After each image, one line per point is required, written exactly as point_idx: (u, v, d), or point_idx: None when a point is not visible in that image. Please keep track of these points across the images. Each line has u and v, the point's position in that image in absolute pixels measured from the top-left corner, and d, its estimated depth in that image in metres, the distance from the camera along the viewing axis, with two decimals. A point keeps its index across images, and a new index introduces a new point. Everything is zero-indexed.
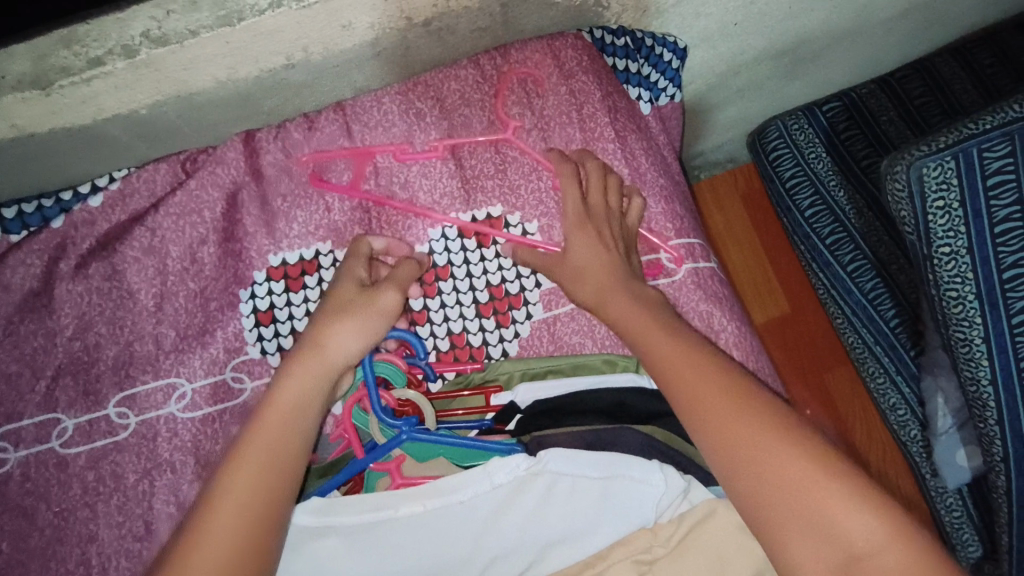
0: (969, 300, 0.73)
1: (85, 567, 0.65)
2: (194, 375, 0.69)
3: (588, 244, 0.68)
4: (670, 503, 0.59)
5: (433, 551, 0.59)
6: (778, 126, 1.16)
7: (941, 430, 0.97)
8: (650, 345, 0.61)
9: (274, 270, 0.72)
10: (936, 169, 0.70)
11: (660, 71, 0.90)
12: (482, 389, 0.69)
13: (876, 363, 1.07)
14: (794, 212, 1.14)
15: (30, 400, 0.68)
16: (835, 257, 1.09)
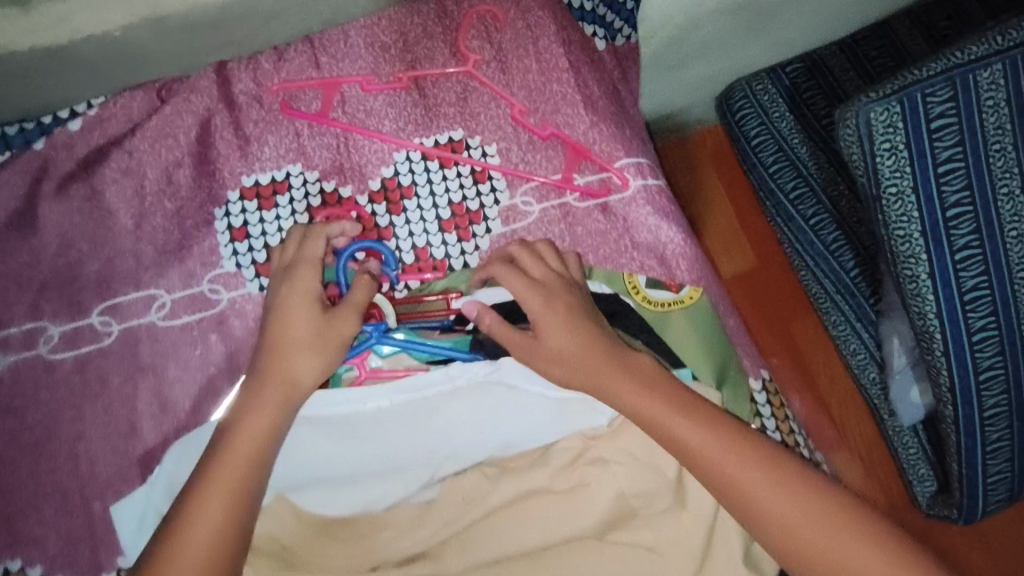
0: (916, 238, 0.69)
1: (74, 460, 0.71)
2: (172, 287, 0.74)
3: (560, 319, 0.65)
4: None
5: (402, 443, 0.69)
6: (743, 86, 1.10)
7: (895, 372, 0.96)
8: (617, 394, 0.63)
9: (247, 189, 0.76)
10: (883, 114, 0.65)
11: (614, 11, 0.95)
12: (445, 293, 0.74)
13: (837, 311, 1.06)
14: (757, 168, 1.12)
15: (18, 310, 0.72)
16: (796, 211, 1.08)
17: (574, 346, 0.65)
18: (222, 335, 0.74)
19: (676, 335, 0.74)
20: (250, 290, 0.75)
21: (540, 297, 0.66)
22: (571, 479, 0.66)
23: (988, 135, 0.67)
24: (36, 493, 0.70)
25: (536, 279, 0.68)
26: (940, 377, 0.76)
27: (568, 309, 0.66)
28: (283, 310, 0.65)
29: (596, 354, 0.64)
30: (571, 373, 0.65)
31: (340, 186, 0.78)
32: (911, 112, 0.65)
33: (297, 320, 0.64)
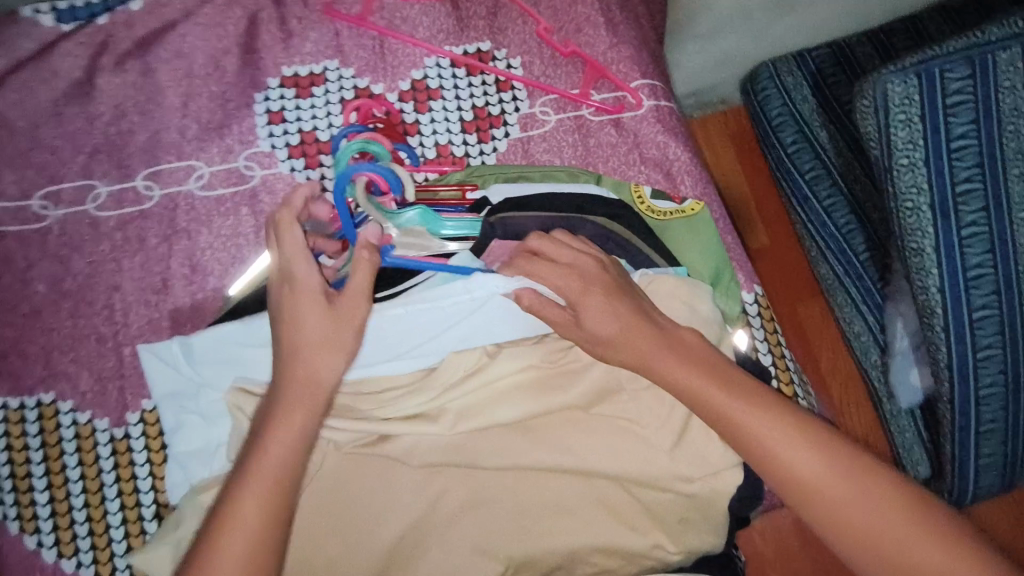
0: (924, 210, 0.75)
1: (110, 309, 0.77)
2: (212, 161, 0.80)
3: (599, 310, 0.65)
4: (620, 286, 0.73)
5: (416, 345, 0.74)
6: (769, 68, 1.20)
7: (897, 350, 1.04)
8: (665, 374, 0.64)
9: (287, 79, 0.82)
10: (900, 87, 0.72)
11: None
12: (461, 185, 0.78)
13: (846, 292, 1.12)
14: (778, 148, 1.19)
15: (71, 168, 0.79)
16: (813, 192, 1.15)
17: (609, 333, 0.65)
18: (252, 209, 0.80)
19: (678, 242, 0.78)
20: (281, 169, 0.81)
21: (574, 279, 0.67)
22: (560, 363, 0.72)
23: (1004, 116, 0.72)
24: (73, 335, 0.76)
25: (567, 264, 0.68)
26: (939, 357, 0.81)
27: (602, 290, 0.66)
28: (287, 332, 0.63)
29: (639, 338, 0.65)
30: (615, 355, 0.66)
31: (373, 83, 0.83)
32: (926, 87, 0.72)
33: (302, 337, 0.62)
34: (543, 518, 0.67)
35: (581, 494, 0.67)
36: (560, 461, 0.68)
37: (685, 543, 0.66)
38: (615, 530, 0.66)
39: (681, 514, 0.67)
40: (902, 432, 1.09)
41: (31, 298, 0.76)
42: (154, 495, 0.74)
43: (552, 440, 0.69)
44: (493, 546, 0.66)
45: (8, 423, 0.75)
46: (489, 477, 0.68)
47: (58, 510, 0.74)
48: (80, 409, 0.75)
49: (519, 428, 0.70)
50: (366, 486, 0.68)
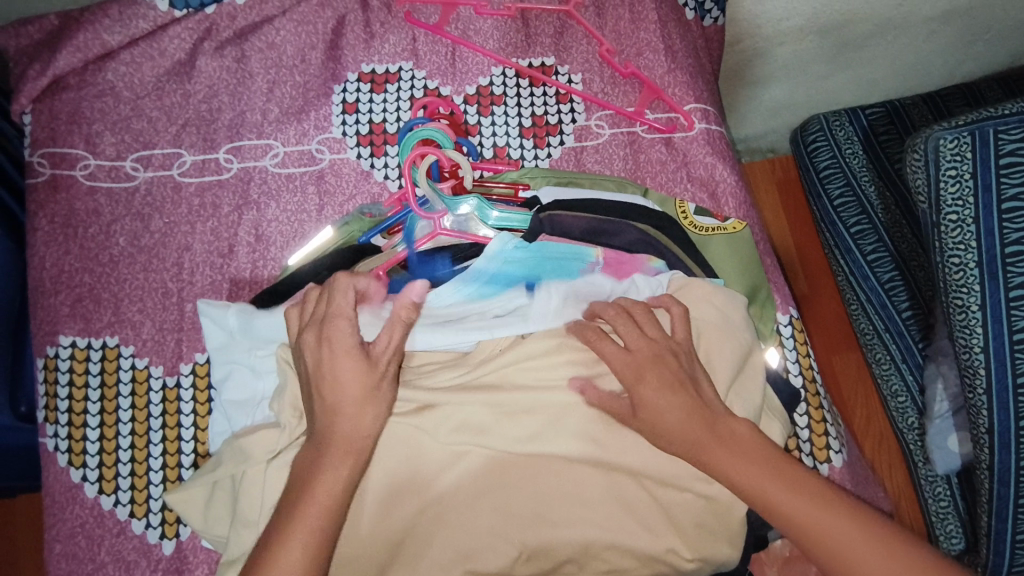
0: (970, 268, 0.74)
1: (179, 267, 0.83)
2: (287, 142, 0.87)
3: (656, 391, 0.65)
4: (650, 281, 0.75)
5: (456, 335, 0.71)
6: (820, 121, 1.23)
7: (936, 415, 1.02)
8: (716, 466, 0.62)
9: (364, 74, 0.89)
10: (952, 143, 0.72)
11: None
12: (514, 184, 0.82)
13: (885, 350, 1.13)
14: (824, 199, 1.21)
15: (163, 137, 0.87)
16: (857, 245, 1.16)
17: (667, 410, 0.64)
18: (318, 188, 0.86)
19: (717, 256, 0.81)
20: (349, 155, 0.87)
21: (632, 365, 0.66)
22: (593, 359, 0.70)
23: None
24: (142, 287, 0.82)
25: (628, 350, 0.66)
26: (979, 420, 0.79)
27: (656, 370, 0.65)
28: (327, 395, 0.63)
29: (687, 425, 0.63)
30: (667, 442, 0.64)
31: (441, 85, 0.89)
32: (981, 145, 0.71)
33: (343, 395, 0.62)
34: (561, 509, 0.66)
35: (602, 487, 0.67)
36: (582, 456, 0.67)
37: (701, 548, 0.66)
38: (632, 528, 0.66)
39: (699, 520, 0.66)
40: (937, 499, 1.06)
41: (111, 249, 0.83)
42: (195, 444, 0.77)
43: (575, 433, 0.68)
44: (510, 531, 0.66)
45: (73, 359, 0.80)
46: (513, 465, 0.68)
47: (105, 448, 0.77)
48: (139, 355, 0.80)
49: (543, 419, 0.68)
50: (390, 459, 0.67)
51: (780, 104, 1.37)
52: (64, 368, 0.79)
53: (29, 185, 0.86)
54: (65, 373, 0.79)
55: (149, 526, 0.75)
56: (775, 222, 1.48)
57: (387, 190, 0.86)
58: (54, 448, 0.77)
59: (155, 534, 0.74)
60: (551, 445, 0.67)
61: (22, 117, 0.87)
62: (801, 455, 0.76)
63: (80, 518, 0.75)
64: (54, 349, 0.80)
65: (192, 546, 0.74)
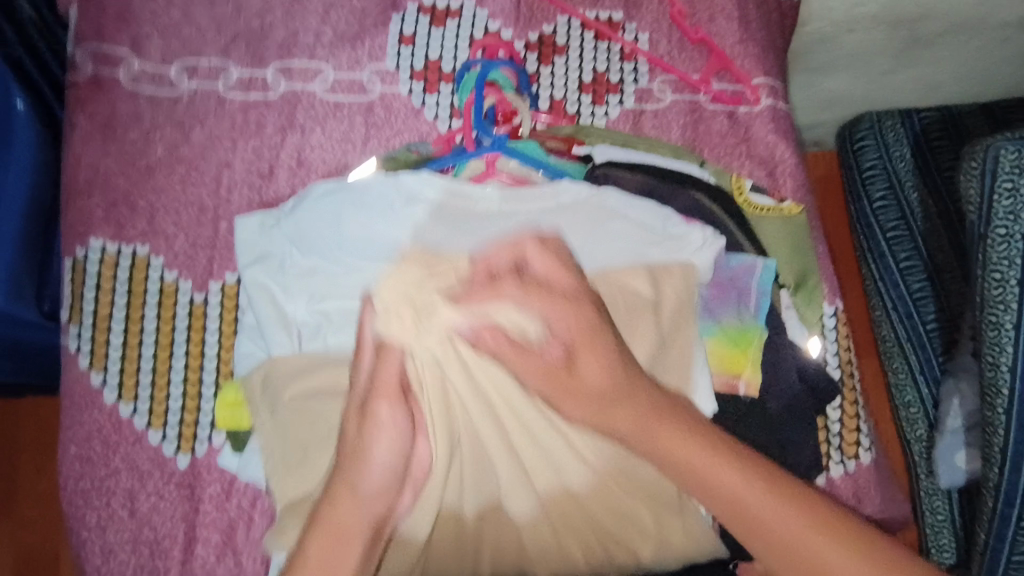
0: (1011, 285, 0.69)
1: (217, 183, 0.81)
2: (338, 68, 0.84)
3: (589, 357, 0.54)
4: (702, 256, 0.69)
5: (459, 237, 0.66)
6: (871, 119, 1.19)
7: (948, 428, 0.98)
8: (662, 451, 0.53)
9: (424, 7, 0.85)
10: (1014, 154, 0.68)
11: None
12: (568, 139, 0.78)
13: (903, 359, 1.10)
14: (863, 202, 1.18)
15: (211, 48, 0.84)
16: (891, 252, 1.13)
17: (602, 388, 0.54)
18: (366, 119, 0.83)
19: (773, 238, 0.76)
20: (400, 90, 0.84)
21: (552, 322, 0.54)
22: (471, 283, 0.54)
23: None
24: (177, 199, 0.80)
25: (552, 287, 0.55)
26: (993, 440, 0.76)
27: (588, 337, 0.55)
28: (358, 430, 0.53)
29: (627, 407, 0.54)
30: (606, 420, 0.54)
31: (503, 29, 0.85)
32: None
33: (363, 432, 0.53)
34: (562, 525, 0.60)
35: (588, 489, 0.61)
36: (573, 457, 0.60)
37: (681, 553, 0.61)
38: (614, 542, 0.60)
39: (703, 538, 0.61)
40: (934, 512, 1.04)
41: (148, 157, 0.81)
42: (217, 363, 0.76)
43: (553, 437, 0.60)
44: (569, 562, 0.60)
45: (102, 265, 0.78)
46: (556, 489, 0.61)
47: (127, 357, 0.76)
48: (169, 268, 0.79)
49: (531, 427, 0.60)
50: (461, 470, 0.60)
51: (836, 97, 1.32)
52: (93, 273, 0.78)
53: (70, 82, 0.83)
54: (93, 278, 0.78)
55: (166, 439, 0.74)
56: (830, 216, 1.44)
57: (436, 130, 0.83)
58: (74, 350, 0.76)
59: (171, 447, 0.74)
60: (549, 450, 0.61)
61: (68, 10, 0.84)
62: (832, 450, 0.75)
63: (98, 423, 0.74)
64: (84, 252, 0.78)
65: (207, 463, 0.73)
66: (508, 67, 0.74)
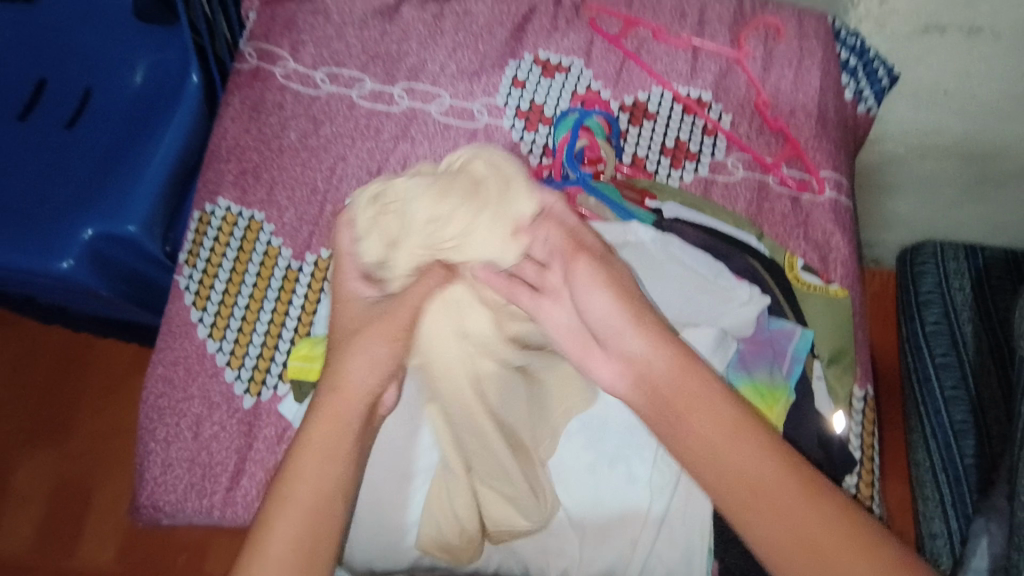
0: None
1: (331, 171, 0.93)
2: (454, 96, 0.97)
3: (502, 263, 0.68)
4: (745, 311, 0.75)
5: None
6: (936, 247, 1.23)
7: (971, 567, 0.94)
8: (637, 374, 0.58)
9: (539, 59, 0.98)
10: None
11: (869, 84, 1.04)
12: (643, 192, 0.87)
13: (935, 488, 1.10)
14: (916, 323, 1.20)
15: (353, 62, 0.98)
16: (936, 378, 1.15)
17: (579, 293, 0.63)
18: (468, 142, 0.95)
19: (816, 313, 0.81)
20: (503, 123, 0.95)
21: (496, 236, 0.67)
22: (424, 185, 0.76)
23: None
24: (295, 177, 0.92)
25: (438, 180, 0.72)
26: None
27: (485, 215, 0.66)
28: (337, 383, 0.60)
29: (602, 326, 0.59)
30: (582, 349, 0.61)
31: (603, 88, 0.97)
32: None
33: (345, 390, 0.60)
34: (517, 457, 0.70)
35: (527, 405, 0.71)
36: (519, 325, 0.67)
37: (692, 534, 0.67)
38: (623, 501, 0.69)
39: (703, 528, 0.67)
40: None
41: (281, 139, 0.94)
42: (298, 323, 0.85)
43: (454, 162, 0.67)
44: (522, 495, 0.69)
45: (223, 221, 0.89)
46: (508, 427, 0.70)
47: (224, 302, 0.85)
48: (276, 235, 0.89)
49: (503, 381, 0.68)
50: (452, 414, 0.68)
51: (898, 216, 1.37)
52: (214, 225, 0.89)
53: (234, 68, 0.99)
54: (213, 229, 0.89)
55: (239, 379, 0.82)
56: (882, 336, 1.44)
57: (528, 162, 0.94)
58: (184, 287, 0.86)
59: (241, 386, 0.82)
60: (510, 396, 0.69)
61: (248, 13, 1.01)
62: None
63: (185, 350, 0.83)
64: (211, 207, 0.90)
65: (268, 408, 0.81)
66: (602, 116, 0.85)
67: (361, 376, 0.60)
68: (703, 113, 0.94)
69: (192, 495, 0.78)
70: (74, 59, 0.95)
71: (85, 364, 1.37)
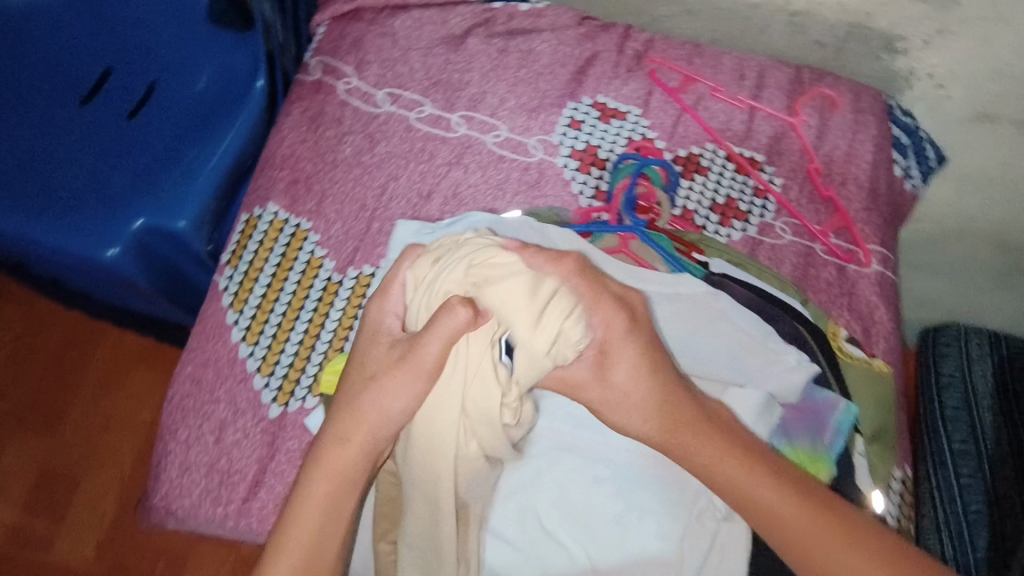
0: None
1: (382, 190, 0.93)
2: (510, 129, 0.97)
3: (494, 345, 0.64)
4: (790, 377, 0.74)
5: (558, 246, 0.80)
6: (960, 331, 1.23)
7: None
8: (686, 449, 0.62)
9: (597, 103, 0.99)
10: None
11: (917, 164, 1.04)
12: (690, 245, 0.86)
13: None
14: (935, 406, 1.19)
15: (414, 85, 0.99)
16: (953, 464, 1.12)
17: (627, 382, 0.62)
18: (520, 176, 0.95)
19: (858, 386, 0.80)
20: (557, 162, 0.96)
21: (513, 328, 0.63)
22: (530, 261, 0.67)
23: None
24: (346, 191, 0.93)
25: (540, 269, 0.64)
26: None
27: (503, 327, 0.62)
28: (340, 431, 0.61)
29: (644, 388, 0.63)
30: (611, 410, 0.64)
31: (658, 138, 0.98)
32: None
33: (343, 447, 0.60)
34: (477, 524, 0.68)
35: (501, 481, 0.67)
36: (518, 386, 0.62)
37: None
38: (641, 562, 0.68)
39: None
40: None
41: (336, 153, 0.95)
42: (332, 337, 0.83)
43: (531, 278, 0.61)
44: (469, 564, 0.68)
45: (270, 226, 0.90)
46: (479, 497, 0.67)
47: (262, 307, 0.85)
48: (321, 246, 0.89)
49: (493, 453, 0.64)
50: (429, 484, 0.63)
51: (929, 297, 1.36)
52: (262, 230, 0.89)
53: (298, 79, 1.00)
54: (260, 234, 0.89)
55: (267, 387, 0.81)
56: None
57: (577, 203, 0.94)
58: (224, 288, 0.86)
59: (269, 395, 0.80)
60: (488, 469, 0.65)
61: (318, 28, 1.03)
62: None
63: (218, 353, 0.83)
64: (260, 212, 0.91)
65: (294, 420, 0.79)
66: (660, 165, 0.85)
67: (369, 424, 0.60)
68: (756, 175, 0.95)
69: (206, 501, 0.77)
70: (140, 52, 0.96)
71: (91, 351, 1.36)
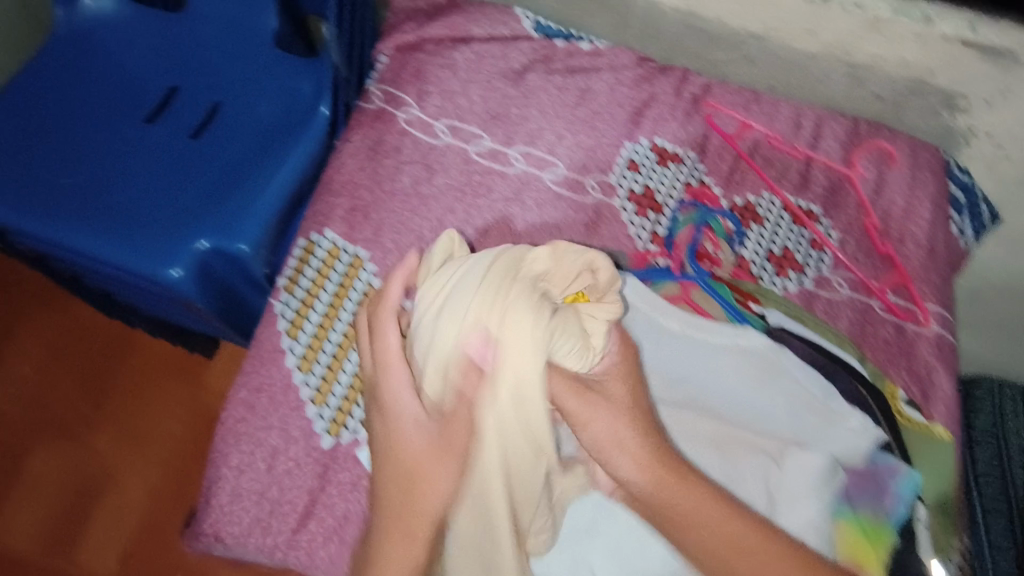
0: None
1: (439, 222, 0.93)
2: (568, 168, 0.98)
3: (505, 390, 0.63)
4: (854, 441, 0.76)
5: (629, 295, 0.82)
6: (994, 386, 1.19)
7: None
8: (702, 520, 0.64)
9: (655, 146, 0.99)
10: None
11: (971, 220, 1.02)
12: (747, 294, 0.83)
13: None
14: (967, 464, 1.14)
15: (474, 118, 1.00)
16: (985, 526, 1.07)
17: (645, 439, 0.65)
18: (576, 216, 0.95)
19: (918, 453, 0.79)
20: (614, 203, 0.96)
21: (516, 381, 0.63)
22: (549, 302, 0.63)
23: None
24: (403, 221, 0.93)
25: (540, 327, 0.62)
26: None
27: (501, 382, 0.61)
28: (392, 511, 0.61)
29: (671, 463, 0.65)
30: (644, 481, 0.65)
31: (715, 184, 0.98)
32: None
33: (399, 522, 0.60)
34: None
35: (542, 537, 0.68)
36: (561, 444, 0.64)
37: None
38: None
39: None
40: None
41: (394, 182, 0.94)
42: None
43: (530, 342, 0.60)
44: None
45: (327, 253, 0.89)
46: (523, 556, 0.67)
47: (317, 335, 0.84)
48: (377, 276, 0.89)
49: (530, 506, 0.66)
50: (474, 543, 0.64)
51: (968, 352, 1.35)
52: (319, 256, 0.89)
53: (358, 106, 1.01)
54: (317, 260, 0.89)
55: (320, 417, 0.81)
56: None
57: (633, 245, 0.93)
58: (279, 312, 0.85)
59: (321, 425, 0.80)
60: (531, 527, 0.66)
61: (379, 56, 1.04)
62: None
63: (272, 379, 0.82)
64: (318, 237, 0.90)
65: (347, 451, 0.79)
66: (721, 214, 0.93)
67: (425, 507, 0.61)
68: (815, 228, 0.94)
69: (256, 531, 0.77)
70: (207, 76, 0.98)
71: (124, 362, 1.35)
